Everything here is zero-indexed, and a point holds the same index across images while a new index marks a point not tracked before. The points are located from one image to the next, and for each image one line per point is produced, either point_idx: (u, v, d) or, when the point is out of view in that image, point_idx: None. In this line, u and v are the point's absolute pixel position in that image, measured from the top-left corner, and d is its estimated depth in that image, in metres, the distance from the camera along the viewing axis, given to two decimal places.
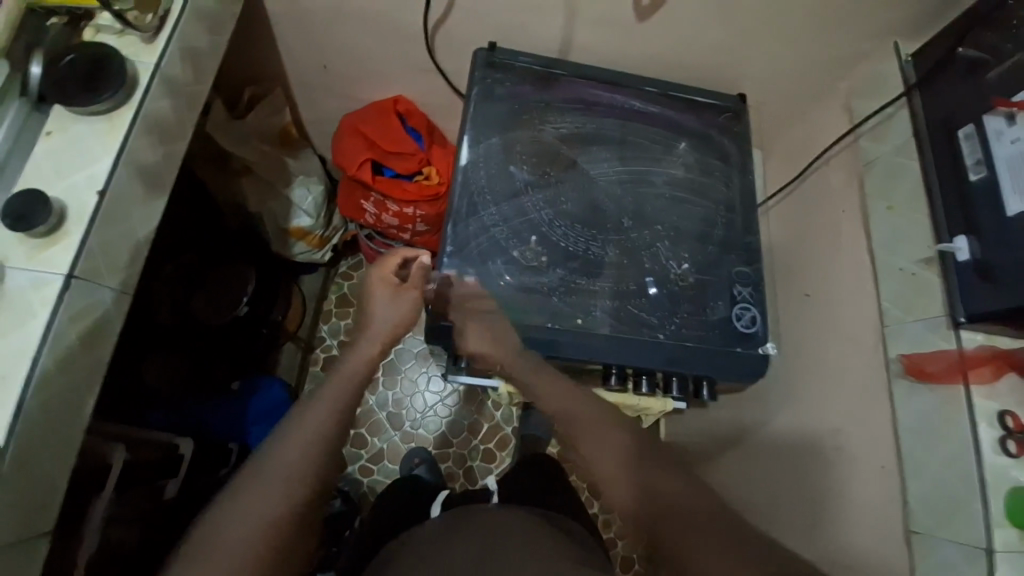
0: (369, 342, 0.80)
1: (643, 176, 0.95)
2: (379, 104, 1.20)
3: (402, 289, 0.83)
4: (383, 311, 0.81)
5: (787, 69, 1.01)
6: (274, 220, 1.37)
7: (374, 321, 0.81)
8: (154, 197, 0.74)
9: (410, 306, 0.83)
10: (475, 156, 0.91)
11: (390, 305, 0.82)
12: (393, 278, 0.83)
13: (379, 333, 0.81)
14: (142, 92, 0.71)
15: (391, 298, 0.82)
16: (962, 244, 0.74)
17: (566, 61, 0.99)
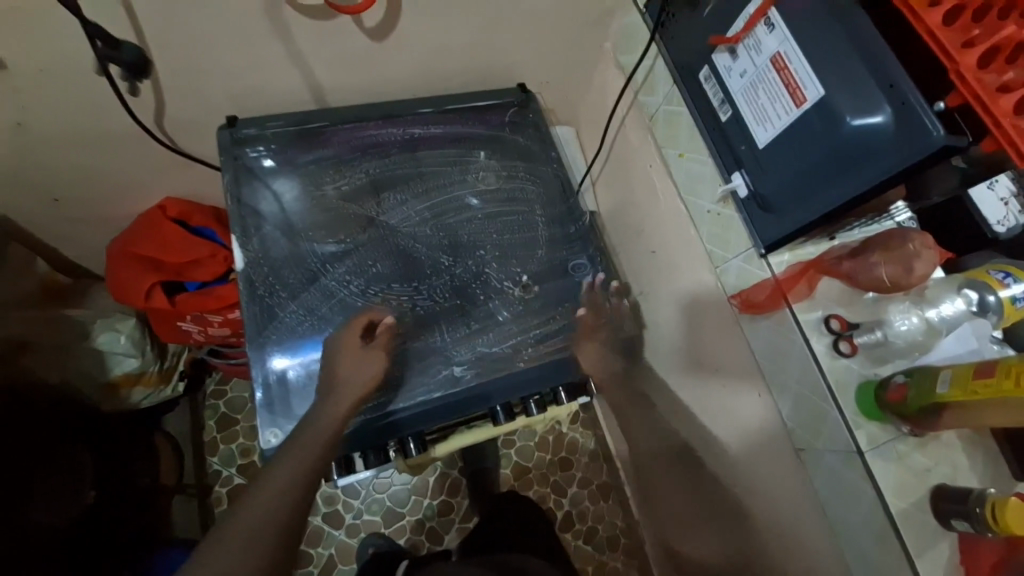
0: (339, 400, 0.70)
1: (449, 204, 0.89)
2: (144, 218, 1.03)
3: (369, 351, 0.74)
4: (350, 370, 0.73)
5: (552, 48, 0.98)
6: (87, 381, 1.15)
7: (340, 381, 0.72)
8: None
9: (379, 368, 0.74)
10: (253, 253, 0.79)
11: (356, 366, 0.73)
12: (359, 340, 0.76)
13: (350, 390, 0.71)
14: None
15: (361, 360, 0.73)
16: (739, 181, 0.74)
17: (323, 110, 0.89)
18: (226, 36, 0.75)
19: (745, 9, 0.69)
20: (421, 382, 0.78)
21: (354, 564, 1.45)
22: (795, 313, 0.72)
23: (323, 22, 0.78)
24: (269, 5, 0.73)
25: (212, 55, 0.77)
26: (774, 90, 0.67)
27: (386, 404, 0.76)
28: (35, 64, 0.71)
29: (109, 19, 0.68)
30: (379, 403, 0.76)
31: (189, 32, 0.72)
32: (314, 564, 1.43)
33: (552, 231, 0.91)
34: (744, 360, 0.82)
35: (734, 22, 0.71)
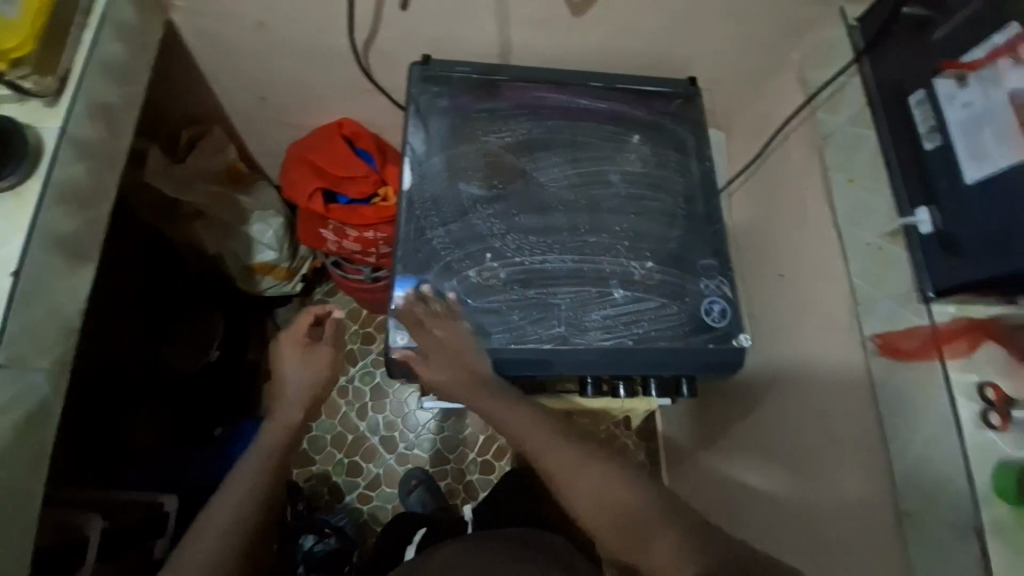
0: (291, 404, 0.78)
1: (596, 176, 0.92)
2: (322, 130, 1.16)
3: (315, 349, 0.84)
4: (292, 374, 0.81)
5: (734, 48, 0.97)
6: (235, 260, 1.30)
7: (287, 385, 0.80)
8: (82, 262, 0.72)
9: (326, 359, 0.84)
10: (417, 178, 0.88)
11: (301, 365, 0.82)
12: (301, 340, 0.84)
13: (295, 397, 0.78)
14: (47, 161, 0.67)
15: (301, 359, 0.82)
16: (924, 215, 0.71)
17: (503, 66, 0.95)
18: None
19: (989, 39, 0.66)
20: (535, 333, 0.82)
21: (396, 489, 1.54)
22: (948, 368, 0.67)
23: None
24: None
25: None
26: (1003, 127, 0.64)
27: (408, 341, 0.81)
28: None
29: None
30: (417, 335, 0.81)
31: None
32: (363, 476, 1.54)
33: (688, 229, 0.91)
34: (859, 410, 0.77)
35: (971, 51, 0.68)
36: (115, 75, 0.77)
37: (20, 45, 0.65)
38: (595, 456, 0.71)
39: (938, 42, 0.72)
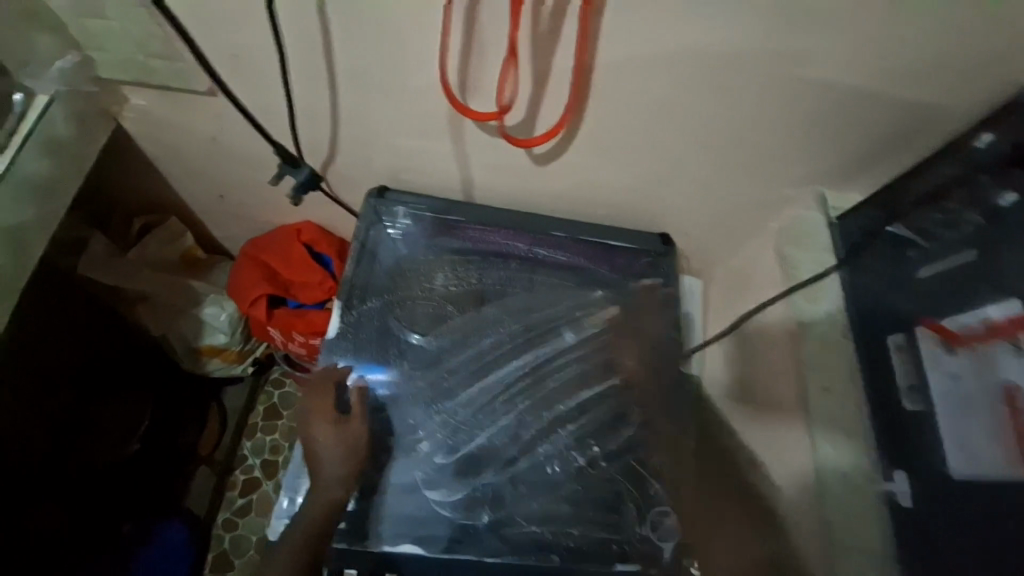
0: (327, 485, 0.69)
1: (546, 338, 0.83)
2: (281, 233, 1.10)
3: (344, 427, 0.73)
4: (329, 455, 0.71)
5: (710, 210, 0.90)
6: (182, 341, 1.20)
7: (324, 468, 0.70)
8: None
9: (361, 442, 0.72)
10: (347, 323, 0.80)
11: (334, 446, 0.71)
12: (332, 415, 0.74)
13: (338, 476, 0.70)
14: None
15: (334, 433, 0.72)
16: (901, 484, 0.60)
17: (465, 204, 0.90)
18: (405, 122, 0.78)
19: (983, 308, 0.56)
20: (443, 531, 0.70)
21: None
22: None
23: (496, 139, 0.79)
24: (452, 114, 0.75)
25: (388, 133, 0.80)
26: (997, 424, 0.52)
27: (366, 536, 0.69)
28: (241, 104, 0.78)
29: (315, 85, 0.73)
30: (364, 535, 0.69)
31: (377, 113, 0.77)
32: None
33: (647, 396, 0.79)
34: None
35: (959, 315, 0.58)
36: (36, 192, 0.73)
37: None
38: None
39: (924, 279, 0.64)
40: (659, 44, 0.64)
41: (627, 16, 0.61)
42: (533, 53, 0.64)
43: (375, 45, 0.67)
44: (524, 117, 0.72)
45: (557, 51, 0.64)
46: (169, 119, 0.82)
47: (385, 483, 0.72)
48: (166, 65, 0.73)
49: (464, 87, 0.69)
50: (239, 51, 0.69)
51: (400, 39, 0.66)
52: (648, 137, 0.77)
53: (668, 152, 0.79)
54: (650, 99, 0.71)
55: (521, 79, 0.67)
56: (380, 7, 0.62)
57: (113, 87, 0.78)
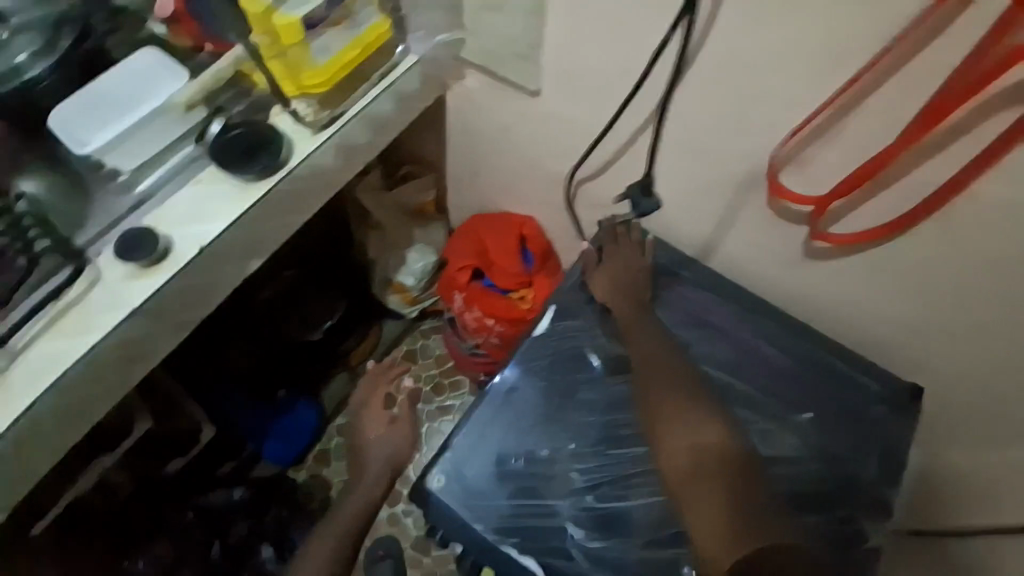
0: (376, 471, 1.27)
1: (735, 435, 0.76)
2: (507, 218, 1.18)
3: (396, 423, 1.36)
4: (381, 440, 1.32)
5: (991, 392, 0.74)
6: (383, 269, 1.39)
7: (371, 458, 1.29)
8: (244, 255, 0.83)
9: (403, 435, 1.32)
10: (549, 330, 0.84)
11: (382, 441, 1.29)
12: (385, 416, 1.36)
13: (384, 459, 1.30)
14: (280, 175, 0.80)
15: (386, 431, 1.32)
16: None
17: (699, 264, 0.87)
18: (691, 175, 0.79)
19: None
20: (562, 567, 0.70)
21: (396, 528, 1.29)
22: None
23: (780, 222, 0.76)
24: (747, 184, 0.74)
25: (666, 179, 0.82)
26: None
27: (496, 531, 0.73)
28: (553, 111, 0.86)
29: (630, 116, 0.78)
30: (494, 528, 0.73)
31: (669, 158, 0.79)
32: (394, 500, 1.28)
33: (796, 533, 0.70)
34: None
35: None
36: (378, 127, 0.88)
37: (320, 84, 0.79)
38: None
39: None
40: None
41: None
42: (902, 159, 0.61)
43: (716, 105, 0.69)
44: (841, 213, 0.70)
45: (918, 168, 0.61)
46: (486, 102, 0.95)
47: (528, 492, 0.74)
48: (516, 62, 0.84)
49: (789, 163, 0.69)
50: (585, 70, 0.77)
51: (751, 106, 0.66)
52: (963, 282, 0.67)
53: (980, 306, 0.67)
54: (1000, 247, 0.62)
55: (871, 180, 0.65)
56: (753, 73, 0.63)
57: (462, 65, 0.93)
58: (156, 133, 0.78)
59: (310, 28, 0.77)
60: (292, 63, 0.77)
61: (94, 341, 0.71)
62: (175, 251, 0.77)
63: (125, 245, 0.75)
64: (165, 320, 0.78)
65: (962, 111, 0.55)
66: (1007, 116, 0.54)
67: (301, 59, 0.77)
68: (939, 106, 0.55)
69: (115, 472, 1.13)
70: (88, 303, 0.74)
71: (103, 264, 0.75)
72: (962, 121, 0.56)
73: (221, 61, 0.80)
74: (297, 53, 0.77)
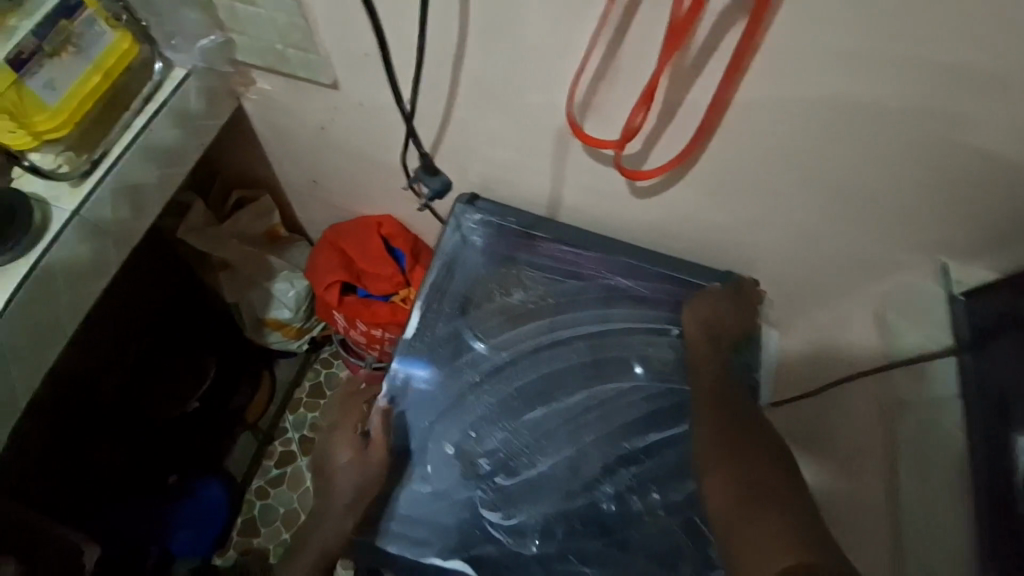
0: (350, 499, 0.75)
1: (616, 372, 0.80)
2: (363, 223, 1.12)
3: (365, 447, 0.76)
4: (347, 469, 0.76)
5: (808, 264, 0.85)
6: (250, 309, 1.24)
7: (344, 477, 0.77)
8: (30, 351, 0.66)
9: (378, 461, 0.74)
10: (421, 327, 0.81)
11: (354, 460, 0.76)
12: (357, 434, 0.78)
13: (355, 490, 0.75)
14: (47, 243, 0.67)
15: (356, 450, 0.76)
16: None
17: (551, 221, 0.89)
18: (510, 135, 0.78)
19: None
20: (493, 553, 0.70)
21: None
22: None
23: (600, 164, 0.78)
24: (563, 134, 0.76)
25: (490, 146, 0.81)
26: None
27: (415, 544, 0.70)
28: (357, 101, 0.81)
29: (434, 91, 0.75)
30: (413, 542, 0.70)
31: (485, 124, 0.78)
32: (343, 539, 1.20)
33: (710, 410, 0.73)
34: None
35: None
36: (161, 160, 0.76)
37: (59, 126, 0.67)
38: (740, 457, 0.66)
39: None
40: (803, 89, 0.63)
41: (773, 60, 0.60)
42: (669, 86, 0.65)
43: (505, 63, 0.68)
44: (643, 149, 0.73)
45: (693, 86, 0.64)
46: (288, 105, 0.86)
47: (438, 494, 0.72)
48: (299, 55, 0.76)
49: (587, 110, 0.70)
50: (370, 50, 0.72)
51: (537, 58, 0.66)
52: (761, 179, 0.74)
53: (776, 196, 0.76)
54: (775, 143, 0.69)
55: (652, 109, 0.68)
56: (524, 28, 0.63)
57: (246, 69, 0.83)
58: None
59: (23, 63, 0.63)
60: (13, 110, 0.64)
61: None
62: None
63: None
64: None
65: (705, 26, 0.58)
66: (738, 25, 0.57)
67: (27, 103, 0.65)
68: (675, 32, 0.55)
69: None
70: None
71: None
72: (708, 36, 0.59)
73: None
74: (14, 96, 0.64)
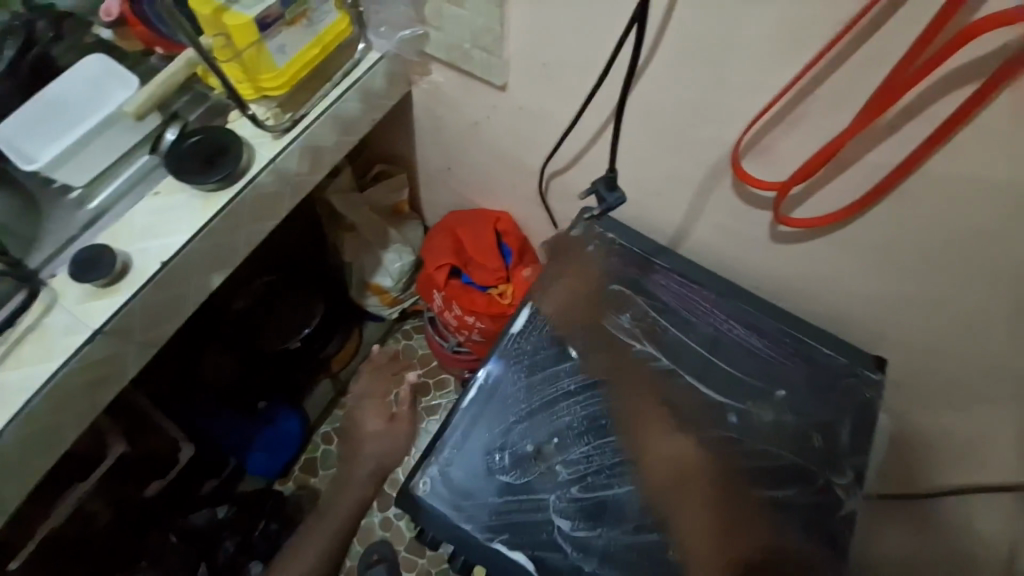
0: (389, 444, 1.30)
1: (711, 418, 0.78)
2: (481, 214, 1.18)
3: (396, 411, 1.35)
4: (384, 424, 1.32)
5: (953, 359, 0.77)
6: (359, 271, 1.35)
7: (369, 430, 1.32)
8: (207, 266, 0.79)
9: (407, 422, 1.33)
10: (527, 326, 0.84)
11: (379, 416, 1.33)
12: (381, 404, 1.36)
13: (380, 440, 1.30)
14: (243, 181, 0.79)
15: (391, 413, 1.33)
16: None
17: (672, 252, 0.89)
18: (659, 161, 0.80)
19: None
20: (555, 560, 0.71)
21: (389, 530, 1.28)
22: None
23: (746, 205, 0.77)
24: (717, 171, 0.76)
25: (636, 168, 0.83)
26: None
27: (482, 528, 0.73)
28: (520, 105, 0.86)
29: (598, 108, 0.78)
30: (482, 526, 0.73)
31: (637, 147, 0.80)
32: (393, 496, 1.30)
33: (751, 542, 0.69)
34: None
35: None
36: (341, 128, 0.87)
37: (281, 84, 0.78)
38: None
39: None
40: (1011, 174, 0.58)
41: (985, 137, 0.56)
42: (853, 143, 0.63)
43: (681, 93, 0.70)
44: (801, 199, 0.72)
45: (876, 148, 0.62)
46: (455, 98, 0.94)
47: (513, 488, 0.75)
48: (482, 56, 0.83)
49: (753, 149, 0.70)
50: (550, 60, 0.77)
51: (717, 93, 0.67)
52: (926, 256, 0.69)
53: (935, 278, 0.70)
54: (956, 223, 0.64)
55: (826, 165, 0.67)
56: (714, 64, 0.65)
57: (429, 60, 0.91)
58: (105, 145, 0.75)
59: (267, 27, 0.73)
60: (249, 64, 0.75)
61: (58, 366, 0.69)
62: (138, 267, 0.74)
63: (81, 267, 0.71)
64: (133, 338, 0.75)
65: (916, 92, 0.56)
66: (957, 94, 0.55)
67: (262, 61, 0.75)
68: (885, 92, 0.55)
69: (90, 501, 1.05)
70: (45, 327, 0.71)
71: (59, 285, 0.73)
72: (915, 100, 0.57)
73: (175, 64, 0.73)
74: (255, 52, 0.74)
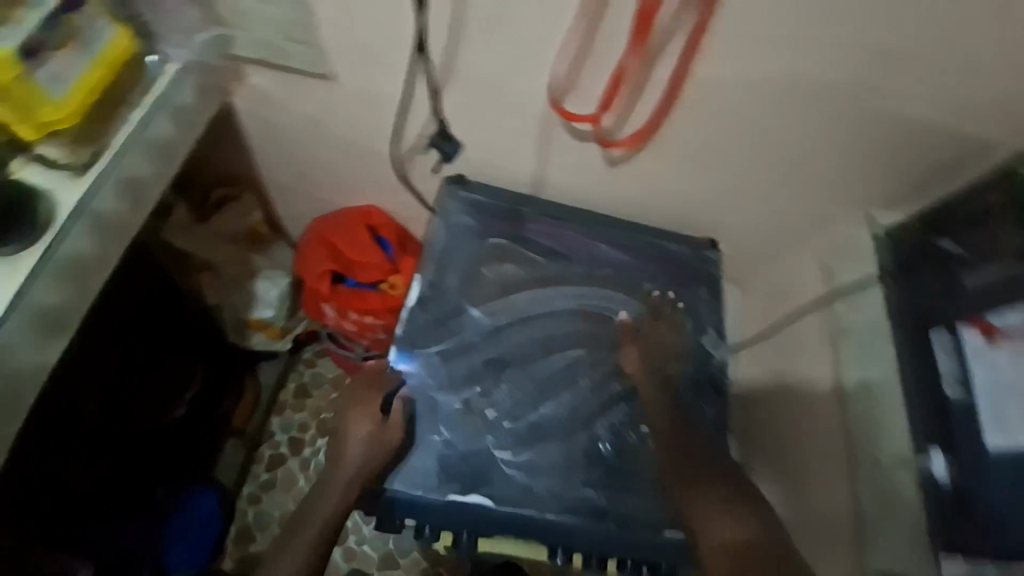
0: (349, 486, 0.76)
1: (603, 327, 0.89)
2: (348, 214, 1.16)
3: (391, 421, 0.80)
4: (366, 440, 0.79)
5: (759, 223, 0.98)
6: (231, 310, 1.23)
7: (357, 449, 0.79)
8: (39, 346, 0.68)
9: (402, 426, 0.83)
10: (423, 299, 0.87)
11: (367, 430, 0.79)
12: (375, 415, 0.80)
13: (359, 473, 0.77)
14: (52, 236, 0.68)
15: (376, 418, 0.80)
16: (937, 462, 0.69)
17: (533, 198, 0.97)
18: (496, 118, 0.86)
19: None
20: (507, 489, 0.78)
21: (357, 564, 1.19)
22: None
23: (578, 140, 0.88)
24: (547, 115, 0.85)
25: (479, 130, 0.89)
26: None
27: (435, 489, 0.77)
28: (352, 92, 0.87)
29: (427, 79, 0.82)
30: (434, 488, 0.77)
31: (473, 109, 0.85)
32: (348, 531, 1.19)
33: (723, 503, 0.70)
34: None
35: (999, 311, 0.71)
36: (157, 155, 0.79)
37: (65, 120, 0.68)
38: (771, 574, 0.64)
39: (970, 288, 0.74)
40: (748, 68, 0.75)
41: (723, 43, 0.72)
42: (639, 67, 0.76)
43: (494, 50, 0.76)
44: (616, 124, 0.84)
45: (657, 66, 0.75)
46: (282, 99, 0.91)
47: (453, 444, 0.79)
48: (297, 49, 0.82)
49: (568, 92, 0.80)
50: (367, 42, 0.78)
51: (523, 44, 0.75)
52: (717, 148, 0.86)
53: (729, 163, 0.89)
54: (728, 116, 0.81)
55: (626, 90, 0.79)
56: (511, 17, 0.72)
57: (240, 64, 0.87)
58: None
59: (34, 55, 0.65)
60: (19, 103, 0.65)
61: None
62: None
63: None
64: None
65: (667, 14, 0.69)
66: (690, 13, 0.68)
67: (34, 96, 0.65)
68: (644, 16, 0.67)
69: None
70: None
71: None
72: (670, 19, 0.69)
73: None
74: (21, 90, 0.64)
